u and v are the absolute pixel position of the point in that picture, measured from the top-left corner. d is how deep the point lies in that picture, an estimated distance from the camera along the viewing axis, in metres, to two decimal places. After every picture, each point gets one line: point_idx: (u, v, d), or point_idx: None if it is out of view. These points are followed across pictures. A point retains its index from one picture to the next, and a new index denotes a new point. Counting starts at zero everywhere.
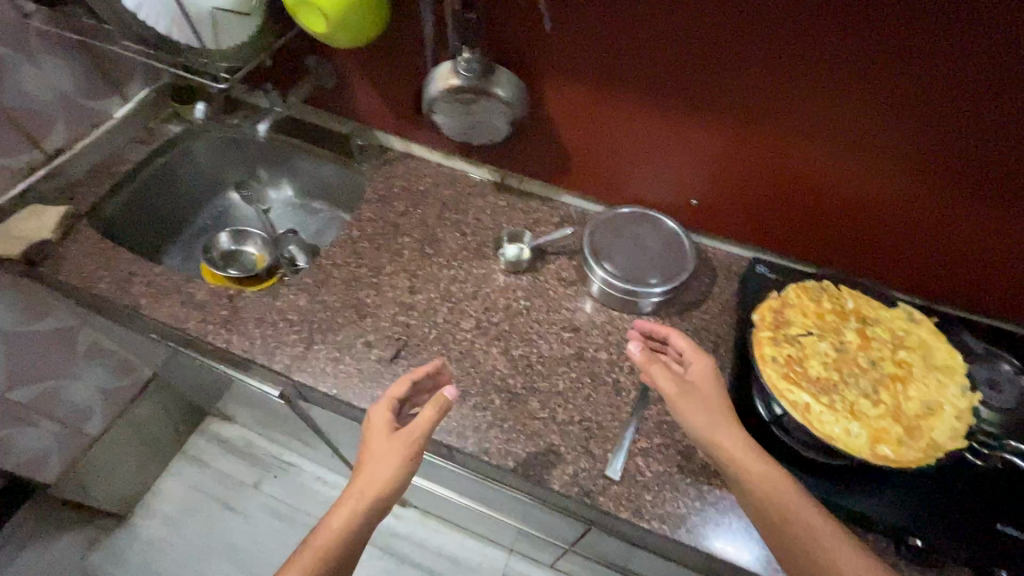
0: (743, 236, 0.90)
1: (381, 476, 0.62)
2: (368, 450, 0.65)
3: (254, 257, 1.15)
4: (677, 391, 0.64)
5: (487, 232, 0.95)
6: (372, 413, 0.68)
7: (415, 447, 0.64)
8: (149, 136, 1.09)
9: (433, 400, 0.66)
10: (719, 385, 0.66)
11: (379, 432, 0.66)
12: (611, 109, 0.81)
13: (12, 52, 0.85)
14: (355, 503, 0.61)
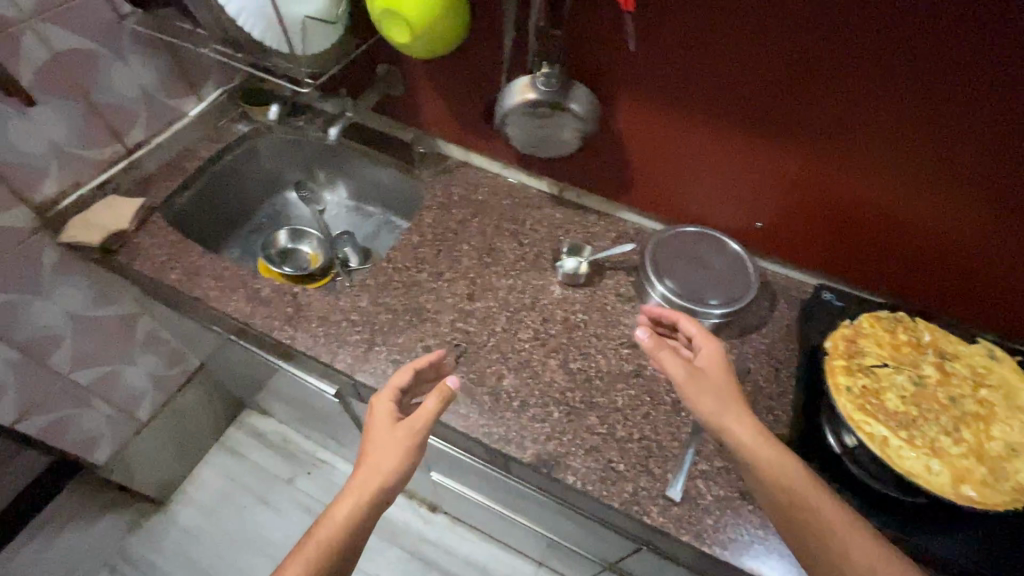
0: (798, 256, 0.89)
1: (385, 466, 0.63)
2: (370, 441, 0.66)
3: (310, 256, 1.18)
4: (687, 377, 0.65)
5: (545, 244, 0.96)
6: (375, 404, 0.69)
7: (417, 435, 0.65)
8: (219, 134, 1.13)
9: (435, 390, 0.67)
10: (726, 371, 0.67)
11: (382, 423, 0.67)
12: (671, 124, 0.81)
13: (107, 51, 0.89)
14: (358, 494, 0.62)
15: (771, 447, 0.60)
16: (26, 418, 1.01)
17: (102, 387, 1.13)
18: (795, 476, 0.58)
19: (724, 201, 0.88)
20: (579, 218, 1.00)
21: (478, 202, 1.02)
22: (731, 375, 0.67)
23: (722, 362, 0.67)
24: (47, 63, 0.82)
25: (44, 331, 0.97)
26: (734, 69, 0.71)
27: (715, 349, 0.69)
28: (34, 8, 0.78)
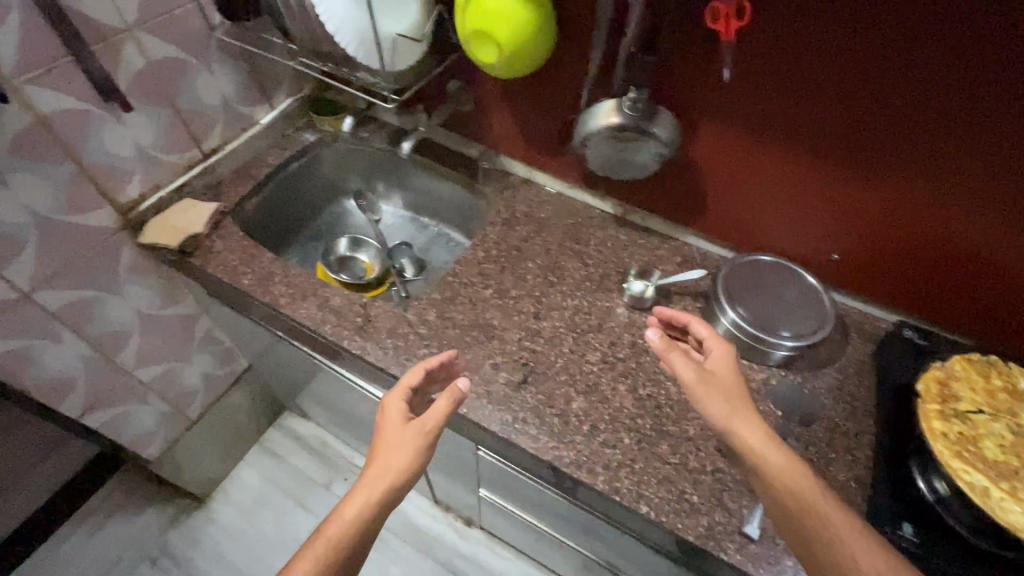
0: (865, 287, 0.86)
1: (394, 466, 0.66)
2: (382, 440, 0.69)
3: (365, 264, 1.19)
4: (697, 378, 0.65)
5: (610, 265, 0.96)
6: (386, 404, 0.72)
7: (427, 436, 0.68)
8: (288, 142, 1.15)
9: (445, 393, 0.70)
10: (736, 373, 0.68)
11: (393, 423, 0.70)
12: (740, 145, 0.80)
13: (195, 60, 0.92)
14: (368, 492, 0.65)
15: (779, 451, 0.61)
16: (90, 412, 1.04)
17: (160, 384, 1.15)
18: (806, 483, 0.59)
19: (796, 231, 0.86)
20: (643, 240, 0.99)
21: (542, 220, 1.02)
22: (741, 377, 0.68)
23: (732, 365, 0.69)
24: (142, 70, 0.85)
25: (115, 327, 0.99)
26: (822, 99, 0.69)
27: (725, 352, 0.70)
28: (136, 17, 0.81)
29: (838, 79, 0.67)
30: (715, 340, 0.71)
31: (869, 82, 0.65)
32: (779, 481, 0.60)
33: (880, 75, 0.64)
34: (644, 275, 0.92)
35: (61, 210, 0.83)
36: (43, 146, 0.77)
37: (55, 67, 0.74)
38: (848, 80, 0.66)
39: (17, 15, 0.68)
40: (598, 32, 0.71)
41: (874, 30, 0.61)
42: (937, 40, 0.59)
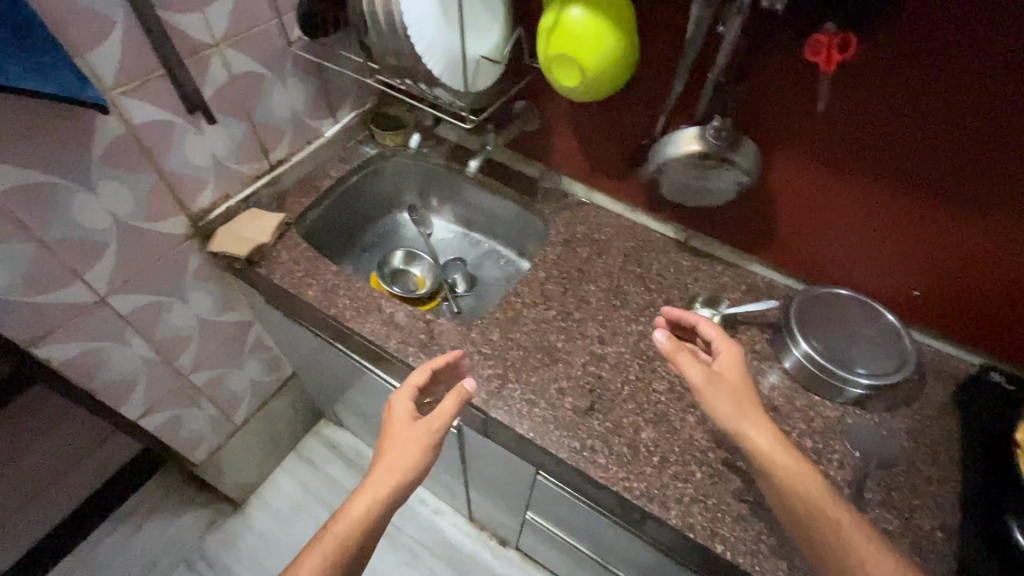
0: (942, 323, 0.83)
1: (401, 464, 0.69)
2: (390, 438, 0.73)
3: (417, 278, 1.20)
4: (704, 379, 0.69)
5: (674, 291, 0.94)
6: (394, 403, 0.75)
7: (434, 435, 0.72)
8: (349, 155, 1.17)
9: (452, 392, 0.74)
10: (743, 373, 0.71)
11: (401, 422, 0.73)
12: (813, 179, 0.77)
13: (271, 74, 0.94)
14: (377, 489, 0.68)
15: (786, 453, 0.63)
16: (147, 415, 1.05)
17: (211, 388, 1.16)
18: (812, 486, 0.61)
19: (874, 267, 0.83)
20: (706, 267, 0.98)
21: (602, 242, 1.01)
22: (748, 376, 0.71)
23: (740, 365, 0.71)
24: (224, 83, 0.87)
25: (177, 332, 1.01)
26: (924, 136, 0.66)
27: (733, 352, 0.73)
28: (224, 32, 0.83)
29: (951, 117, 0.63)
30: (723, 342, 0.74)
31: (987, 123, 0.61)
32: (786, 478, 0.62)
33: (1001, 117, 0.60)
34: (711, 301, 0.90)
35: (140, 218, 0.84)
36: (130, 155, 0.79)
37: (149, 79, 0.76)
38: (963, 120, 0.62)
39: (120, 29, 0.70)
40: (686, 60, 0.71)
41: (998, 69, 0.57)
42: None
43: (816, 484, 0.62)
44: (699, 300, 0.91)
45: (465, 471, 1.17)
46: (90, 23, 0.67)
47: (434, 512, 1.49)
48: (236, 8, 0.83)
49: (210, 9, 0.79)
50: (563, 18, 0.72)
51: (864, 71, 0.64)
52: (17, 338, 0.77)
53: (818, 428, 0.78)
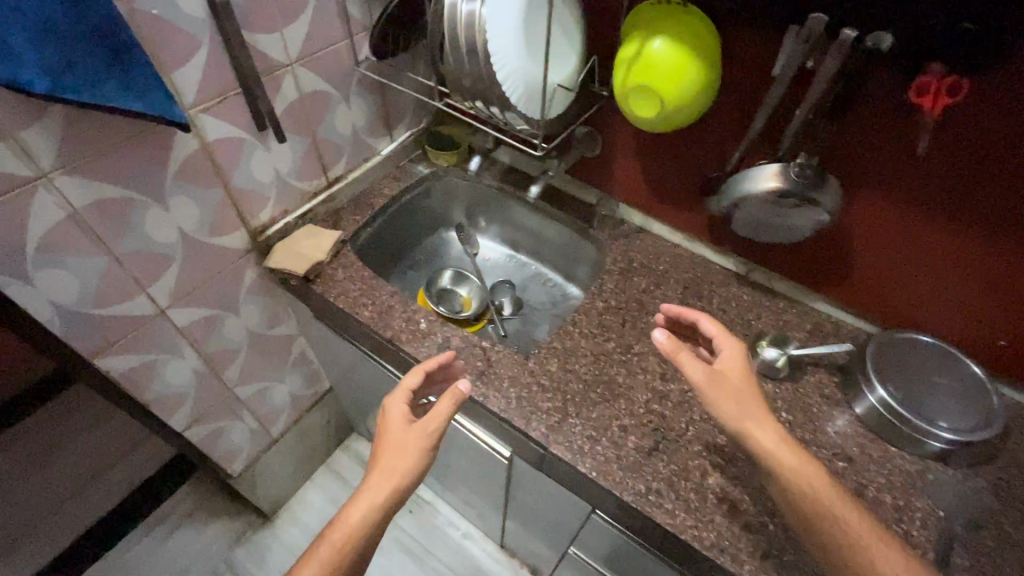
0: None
1: (398, 469, 0.71)
2: (387, 442, 0.74)
3: (463, 297, 1.18)
4: (707, 379, 0.66)
5: (736, 327, 0.91)
6: (389, 406, 0.77)
7: (429, 439, 0.73)
8: (403, 173, 1.16)
9: (446, 396, 0.75)
10: (744, 373, 0.69)
11: (397, 425, 0.75)
12: (897, 220, 0.74)
13: (338, 94, 0.94)
14: (375, 493, 0.70)
15: (791, 452, 0.63)
16: (192, 426, 1.04)
17: (253, 401, 1.16)
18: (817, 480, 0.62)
19: (959, 313, 0.78)
20: (769, 303, 0.95)
21: (660, 272, 0.99)
22: (750, 376, 0.69)
23: (743, 364, 0.69)
24: (294, 101, 0.87)
25: (227, 345, 1.00)
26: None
27: (736, 349, 0.71)
28: (299, 52, 0.83)
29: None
30: (726, 340, 0.73)
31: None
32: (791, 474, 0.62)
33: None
34: (778, 341, 0.86)
35: (204, 232, 0.84)
36: (202, 171, 0.79)
37: (227, 97, 0.77)
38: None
39: (205, 48, 0.71)
40: (773, 95, 0.69)
41: None
42: None
43: (818, 478, 0.62)
44: (764, 339, 0.87)
45: (504, 499, 1.14)
46: (180, 42, 0.68)
47: (464, 536, 1.47)
48: (312, 28, 0.83)
49: (288, 29, 0.80)
50: (643, 49, 0.71)
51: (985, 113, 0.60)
52: (80, 349, 0.77)
53: (897, 483, 0.74)
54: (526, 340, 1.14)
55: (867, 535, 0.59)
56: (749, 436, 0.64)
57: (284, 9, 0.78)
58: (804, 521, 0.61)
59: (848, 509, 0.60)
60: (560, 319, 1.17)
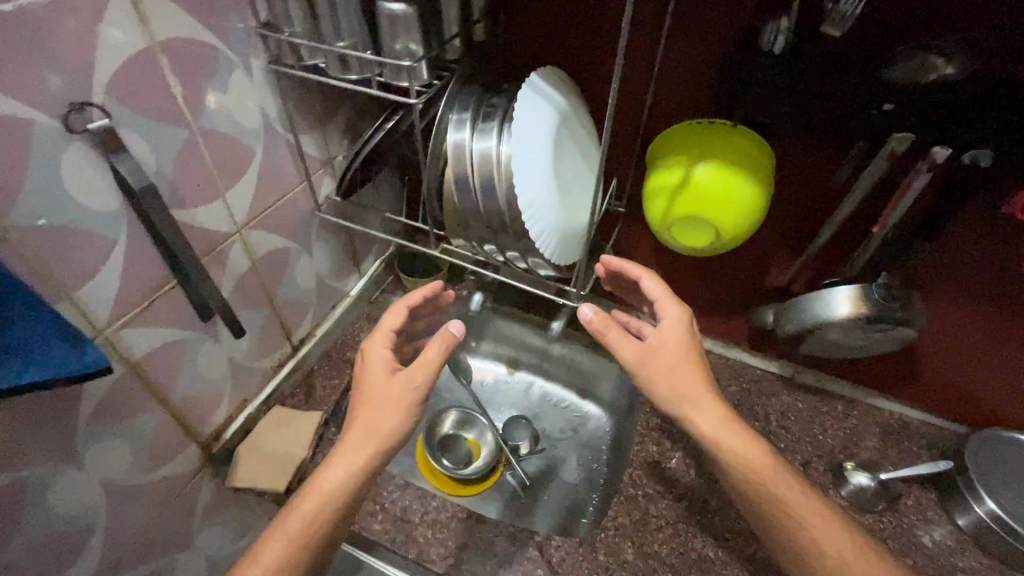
0: None
1: (384, 428, 0.57)
2: (365, 395, 0.60)
3: (471, 441, 0.96)
4: (637, 359, 0.62)
5: (808, 447, 0.80)
6: (368, 351, 0.63)
7: (415, 394, 0.59)
8: (377, 311, 0.97)
9: (435, 341, 0.61)
10: (685, 345, 0.63)
11: (377, 375, 0.61)
12: (984, 327, 0.65)
13: (297, 247, 0.75)
14: (352, 458, 0.56)
15: (734, 433, 0.61)
16: None
17: None
18: (765, 466, 0.60)
19: None
20: (829, 410, 0.84)
21: None
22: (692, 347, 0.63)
23: (684, 332, 0.63)
24: (246, 272, 0.67)
25: None
26: None
27: (679, 316, 0.64)
28: (246, 213, 0.64)
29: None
30: (669, 302, 0.65)
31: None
32: (731, 462, 0.60)
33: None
34: (867, 463, 0.76)
35: (139, 473, 0.61)
36: (129, 401, 0.57)
37: (156, 299, 0.56)
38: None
39: (124, 247, 0.50)
40: (842, 214, 0.60)
41: None
42: None
43: (763, 460, 0.61)
44: (851, 461, 0.77)
45: None
46: (83, 251, 0.47)
47: None
48: (261, 181, 0.65)
49: (230, 192, 0.61)
50: (688, 176, 0.60)
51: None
52: None
53: None
54: (557, 484, 0.95)
55: (820, 523, 0.58)
56: (728, 460, 0.60)
57: (223, 168, 0.59)
58: (763, 522, 0.60)
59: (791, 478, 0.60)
60: (590, 450, 0.99)
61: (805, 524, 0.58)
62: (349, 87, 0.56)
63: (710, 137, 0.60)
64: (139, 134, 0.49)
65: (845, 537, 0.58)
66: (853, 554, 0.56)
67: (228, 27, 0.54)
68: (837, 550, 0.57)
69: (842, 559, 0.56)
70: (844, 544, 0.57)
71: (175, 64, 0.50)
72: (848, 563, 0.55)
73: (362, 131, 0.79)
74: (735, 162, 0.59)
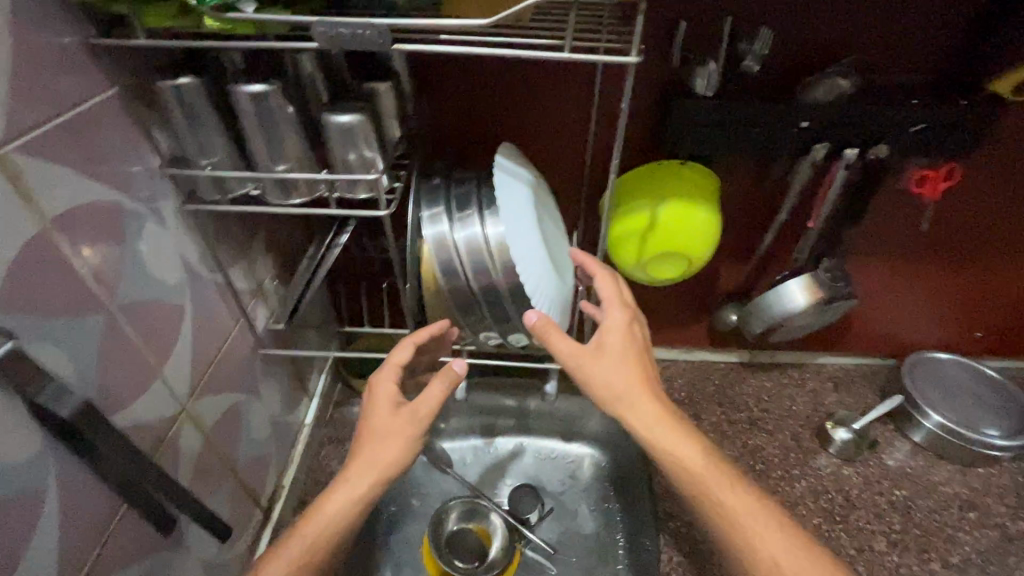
0: (995, 347, 0.90)
1: (387, 458, 0.52)
2: (367, 428, 0.54)
3: (479, 531, 0.83)
4: (578, 362, 0.52)
5: (791, 420, 0.87)
6: (375, 384, 0.56)
7: (419, 429, 0.54)
8: (339, 430, 0.84)
9: (439, 376, 0.55)
10: (628, 350, 0.53)
11: (383, 407, 0.54)
12: (892, 276, 0.77)
13: (246, 395, 0.63)
14: (354, 486, 0.51)
15: (674, 432, 0.53)
16: None
17: None
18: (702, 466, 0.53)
19: (949, 321, 0.86)
20: (790, 380, 0.92)
21: (686, 401, 0.89)
22: (636, 353, 0.54)
23: (628, 336, 0.54)
24: (200, 453, 0.54)
25: None
26: (980, 217, 0.70)
27: (624, 320, 0.54)
28: (187, 385, 0.52)
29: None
30: (615, 304, 0.54)
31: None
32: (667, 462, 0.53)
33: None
34: (841, 419, 0.85)
35: None
36: None
37: (105, 543, 0.42)
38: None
39: (57, 496, 0.37)
40: (781, 219, 0.67)
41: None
42: None
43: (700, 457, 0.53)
44: (829, 420, 0.85)
45: None
46: (6, 530, 0.34)
47: None
48: (197, 339, 0.53)
49: (166, 366, 0.48)
50: (655, 218, 0.62)
51: (993, 169, 0.65)
52: None
53: (1013, 505, 0.77)
54: (577, 542, 0.87)
55: (754, 521, 0.51)
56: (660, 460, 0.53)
57: (153, 342, 0.47)
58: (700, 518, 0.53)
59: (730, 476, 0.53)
60: (596, 491, 0.93)
61: (737, 523, 0.51)
62: (299, 212, 0.48)
63: (669, 176, 0.63)
64: (55, 344, 0.37)
65: (780, 535, 0.51)
66: (791, 555, 0.50)
67: (127, 174, 0.43)
68: (768, 549, 0.50)
69: (770, 559, 0.50)
70: (782, 545, 0.50)
71: (77, 239, 0.39)
72: (779, 565, 0.49)
73: (285, 242, 0.69)
74: (694, 193, 0.62)
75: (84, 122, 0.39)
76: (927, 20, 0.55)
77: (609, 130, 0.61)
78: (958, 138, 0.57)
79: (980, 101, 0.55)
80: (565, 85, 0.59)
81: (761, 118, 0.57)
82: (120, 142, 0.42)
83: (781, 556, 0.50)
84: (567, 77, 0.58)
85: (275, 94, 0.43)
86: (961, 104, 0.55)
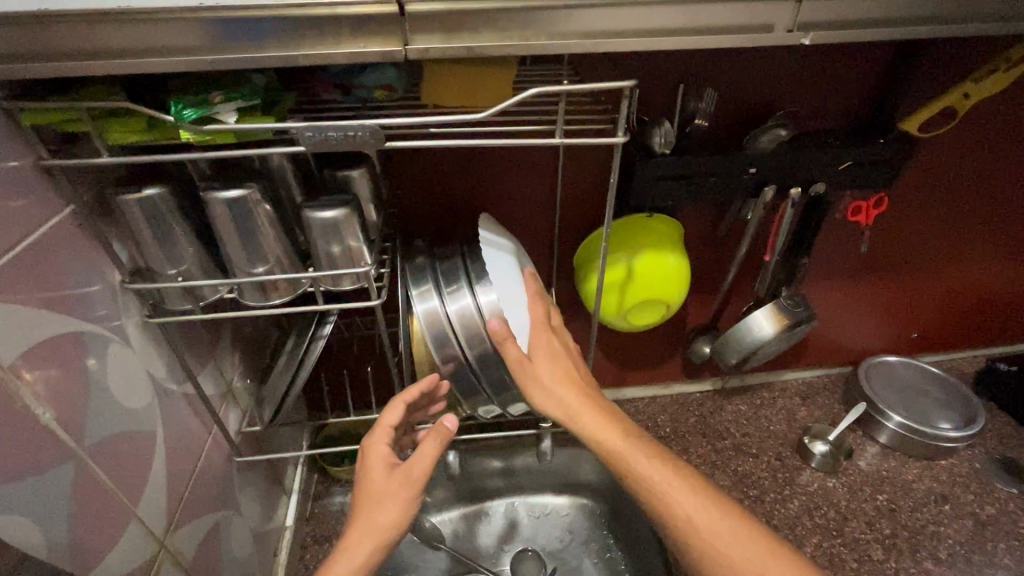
0: (931, 345, 0.99)
1: (386, 524, 0.48)
2: (364, 496, 0.50)
3: None
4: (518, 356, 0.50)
5: (773, 441, 0.90)
6: (368, 449, 0.53)
7: (418, 491, 0.50)
8: (322, 525, 0.77)
9: (431, 434, 0.52)
10: (558, 349, 0.52)
11: (380, 471, 0.51)
12: (840, 291, 0.84)
13: (225, 512, 0.57)
14: (350, 557, 0.47)
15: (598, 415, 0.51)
16: None
17: None
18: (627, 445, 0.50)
19: (893, 326, 0.93)
20: (762, 401, 0.96)
21: (673, 436, 0.90)
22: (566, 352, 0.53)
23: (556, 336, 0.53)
24: None
25: None
26: (909, 232, 0.78)
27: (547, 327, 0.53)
28: (164, 517, 0.46)
29: (973, 212, 0.77)
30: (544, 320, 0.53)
31: (990, 208, 0.78)
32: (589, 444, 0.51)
33: (996, 201, 0.77)
34: (816, 433, 0.89)
35: None
36: None
37: None
38: (979, 208, 0.77)
39: None
40: (741, 255, 0.71)
41: (947, 181, 0.73)
42: (976, 178, 0.73)
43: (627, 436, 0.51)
44: (806, 434, 0.89)
45: None
46: None
47: None
48: (172, 462, 0.47)
49: (143, 504, 0.43)
50: (632, 270, 0.64)
51: (912, 191, 0.73)
52: None
53: (978, 491, 0.83)
54: None
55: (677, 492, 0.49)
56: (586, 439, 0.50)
57: (129, 480, 0.42)
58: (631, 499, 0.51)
59: (678, 475, 0.50)
60: (595, 541, 0.86)
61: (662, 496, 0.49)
62: (283, 309, 0.45)
63: (639, 227, 0.65)
64: (19, 512, 0.32)
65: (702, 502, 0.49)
66: (740, 546, 0.47)
67: (85, 296, 0.39)
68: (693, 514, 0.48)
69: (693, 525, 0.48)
70: (703, 510, 0.49)
71: (44, 386, 0.34)
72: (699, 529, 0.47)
73: (250, 335, 0.64)
74: (661, 240, 0.65)
75: (39, 250, 0.35)
76: (839, 74, 0.62)
77: (576, 189, 0.63)
78: (886, 173, 0.64)
79: (899, 139, 0.62)
80: (531, 155, 0.60)
81: (718, 167, 0.61)
82: (81, 262, 0.39)
83: (733, 550, 0.47)
84: (531, 146, 0.60)
85: (253, 196, 0.41)
86: (883, 141, 0.62)
